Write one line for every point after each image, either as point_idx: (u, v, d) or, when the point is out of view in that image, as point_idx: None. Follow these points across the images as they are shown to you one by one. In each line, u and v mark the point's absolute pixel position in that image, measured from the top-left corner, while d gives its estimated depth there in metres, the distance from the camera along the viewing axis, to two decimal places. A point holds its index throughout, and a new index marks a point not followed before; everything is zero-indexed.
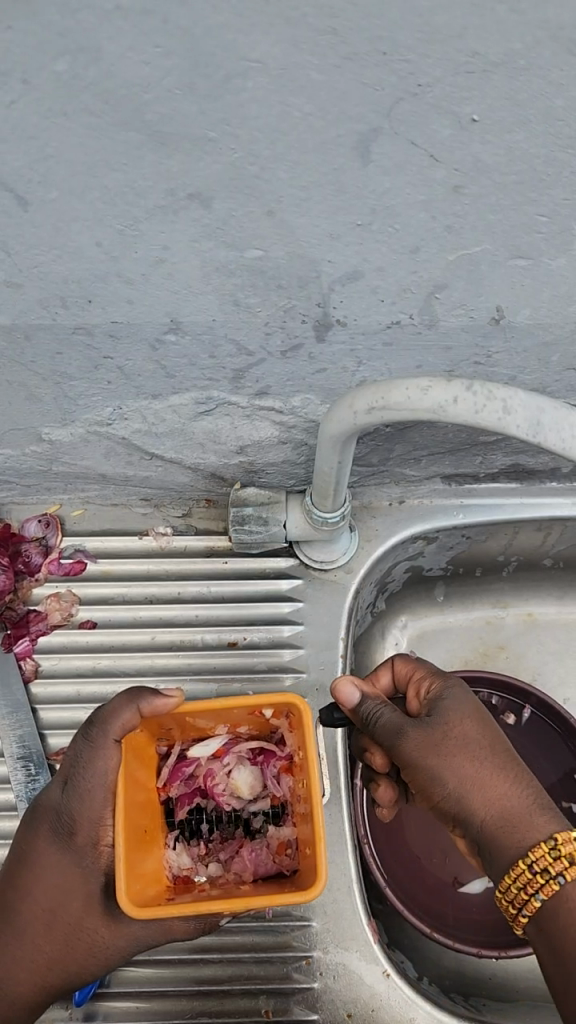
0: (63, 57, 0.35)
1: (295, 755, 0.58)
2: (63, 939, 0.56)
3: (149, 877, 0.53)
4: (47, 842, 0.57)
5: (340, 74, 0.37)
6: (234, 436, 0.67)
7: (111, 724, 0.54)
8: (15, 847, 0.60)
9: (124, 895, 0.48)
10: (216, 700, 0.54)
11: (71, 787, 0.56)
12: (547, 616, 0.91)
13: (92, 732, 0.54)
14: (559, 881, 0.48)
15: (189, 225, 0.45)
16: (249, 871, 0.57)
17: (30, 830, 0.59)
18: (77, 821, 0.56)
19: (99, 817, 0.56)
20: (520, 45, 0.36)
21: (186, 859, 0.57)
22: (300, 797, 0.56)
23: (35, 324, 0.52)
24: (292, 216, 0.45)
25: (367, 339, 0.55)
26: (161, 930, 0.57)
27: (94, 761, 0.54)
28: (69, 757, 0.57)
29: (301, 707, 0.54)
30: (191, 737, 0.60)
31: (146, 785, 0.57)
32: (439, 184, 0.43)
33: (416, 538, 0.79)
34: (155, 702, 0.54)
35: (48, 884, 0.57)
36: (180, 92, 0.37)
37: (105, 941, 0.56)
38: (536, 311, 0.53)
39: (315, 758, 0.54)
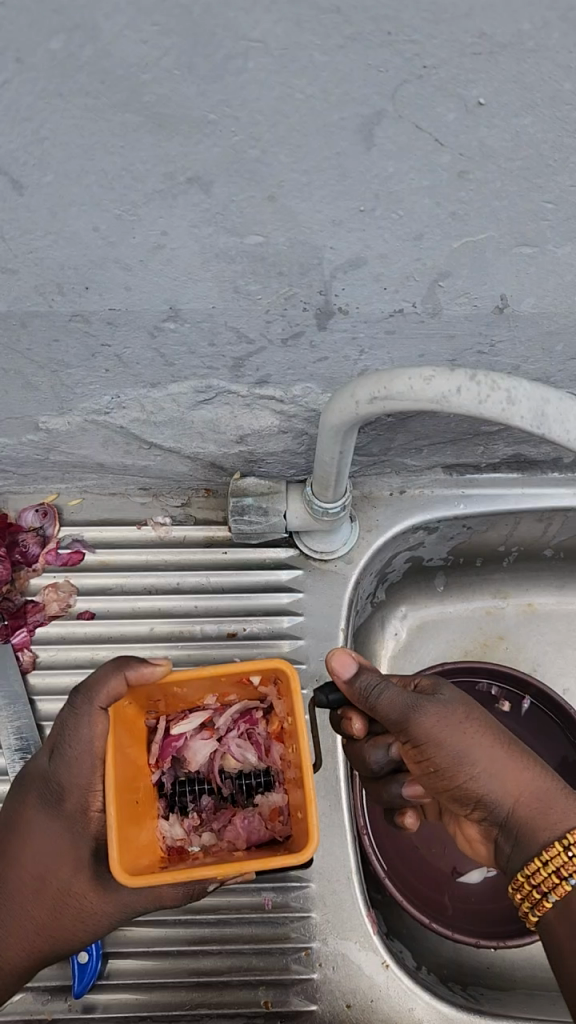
0: (58, 36, 0.34)
1: (284, 721, 0.56)
2: (51, 906, 0.56)
3: (142, 846, 0.52)
4: (39, 809, 0.57)
5: (344, 55, 0.36)
6: (233, 426, 0.66)
7: (96, 694, 0.51)
8: (6, 818, 0.59)
9: (117, 864, 0.47)
10: (202, 668, 0.53)
11: (59, 756, 0.55)
12: (548, 607, 0.91)
13: (77, 702, 0.52)
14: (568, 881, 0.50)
15: (188, 210, 0.44)
16: (242, 838, 0.55)
17: (20, 798, 0.59)
18: (66, 789, 0.55)
19: (87, 783, 0.55)
20: (529, 27, 0.35)
21: (179, 830, 0.56)
22: (291, 763, 0.55)
23: (31, 312, 0.52)
24: (293, 202, 0.44)
25: (370, 327, 0.54)
26: (151, 898, 0.56)
27: (80, 730, 0.52)
28: (56, 726, 0.56)
29: (290, 673, 0.53)
30: (179, 709, 0.58)
31: (135, 755, 0.55)
32: (444, 169, 0.42)
33: (417, 529, 0.79)
34: (142, 669, 0.52)
35: (39, 851, 0.57)
36: (179, 73, 0.36)
37: (94, 906, 0.56)
38: (541, 300, 0.52)
39: (304, 722, 0.53)
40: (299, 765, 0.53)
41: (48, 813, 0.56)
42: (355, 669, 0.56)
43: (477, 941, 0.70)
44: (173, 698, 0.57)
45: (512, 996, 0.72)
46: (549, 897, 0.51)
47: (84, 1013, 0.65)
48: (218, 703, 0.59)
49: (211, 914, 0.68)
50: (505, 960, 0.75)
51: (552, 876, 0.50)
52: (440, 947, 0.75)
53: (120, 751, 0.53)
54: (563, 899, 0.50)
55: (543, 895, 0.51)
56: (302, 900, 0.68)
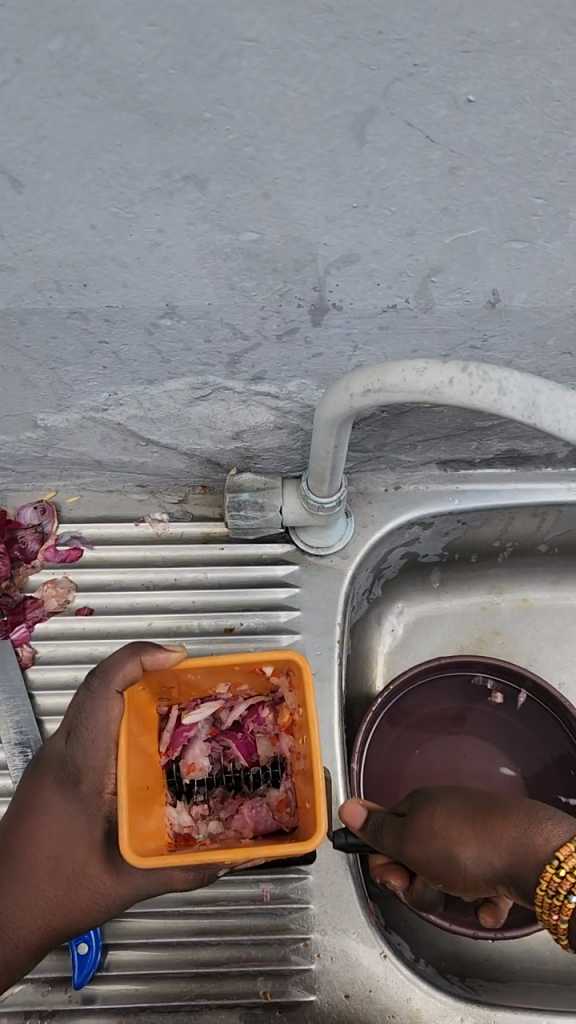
0: (56, 36, 0.35)
1: (294, 714, 0.56)
2: (65, 887, 0.55)
3: (152, 832, 0.52)
4: (54, 791, 0.57)
5: (336, 53, 0.36)
6: (230, 423, 0.67)
7: (113, 677, 0.52)
8: (20, 799, 0.59)
9: (126, 843, 0.47)
10: (216, 657, 0.53)
11: (75, 738, 0.55)
12: (543, 602, 0.92)
13: (93, 685, 0.53)
14: None
15: (184, 207, 0.45)
16: (249, 827, 0.56)
17: (36, 780, 0.59)
18: (83, 772, 0.55)
19: (103, 768, 0.55)
20: (517, 25, 0.36)
21: (186, 818, 0.57)
22: (299, 754, 0.55)
23: (29, 309, 0.52)
24: (288, 198, 0.44)
25: (363, 323, 0.55)
26: (160, 881, 0.55)
27: (97, 713, 0.53)
28: (73, 709, 0.56)
29: (302, 666, 0.54)
30: (191, 700, 0.59)
31: (147, 742, 0.56)
32: (436, 165, 0.42)
33: (413, 523, 0.79)
34: (157, 655, 0.52)
35: (53, 834, 0.56)
36: (175, 72, 0.37)
37: (107, 891, 0.55)
38: (532, 294, 0.53)
39: (314, 715, 0.53)
40: (308, 756, 0.53)
41: (63, 795, 0.56)
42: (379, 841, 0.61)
43: (473, 930, 0.71)
44: (185, 687, 0.58)
45: (510, 986, 0.73)
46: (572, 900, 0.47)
47: (85, 1004, 0.66)
48: (231, 695, 0.59)
49: (211, 906, 0.68)
50: (501, 950, 0.76)
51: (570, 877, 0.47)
52: (438, 939, 0.75)
53: (134, 737, 0.54)
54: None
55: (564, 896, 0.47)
56: (299, 891, 0.68)
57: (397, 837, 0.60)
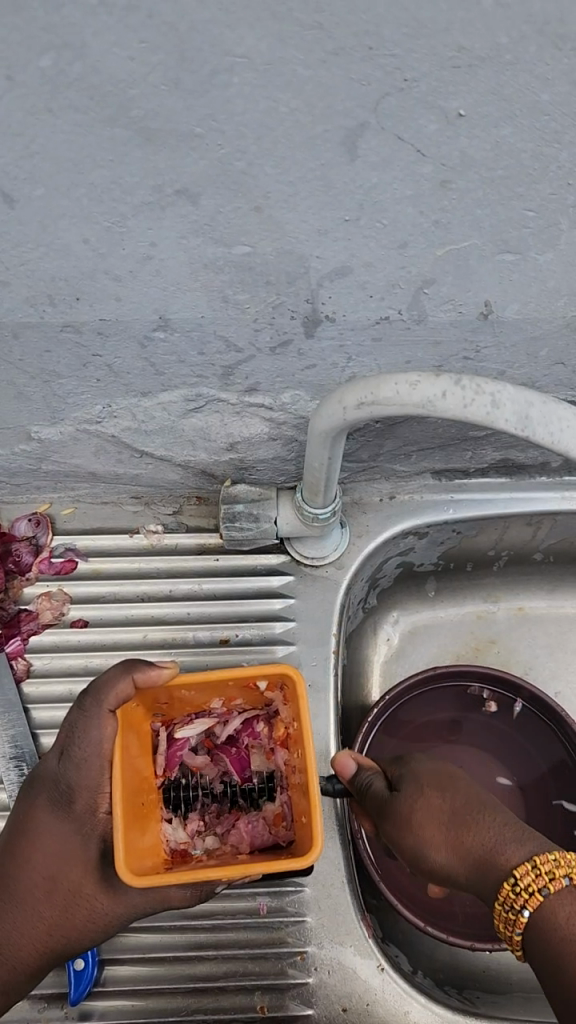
0: (47, 53, 0.35)
1: (289, 727, 0.56)
2: (62, 906, 0.55)
3: (148, 850, 0.52)
4: (47, 810, 0.56)
5: (326, 69, 0.37)
6: (224, 434, 0.67)
7: (105, 696, 0.52)
8: (13, 817, 0.59)
9: (123, 864, 0.47)
10: (210, 673, 0.53)
11: (68, 756, 0.54)
12: (538, 610, 0.92)
13: (86, 703, 0.53)
14: (541, 894, 0.47)
15: (176, 221, 0.45)
16: (246, 842, 0.55)
17: (29, 799, 0.58)
18: (76, 789, 0.55)
19: (97, 786, 0.54)
20: (506, 40, 0.36)
21: (182, 834, 0.56)
22: (295, 768, 0.55)
23: (22, 322, 0.52)
24: (280, 212, 0.45)
25: (357, 335, 0.55)
26: (158, 900, 0.55)
27: (89, 731, 0.53)
28: (65, 727, 0.55)
29: (296, 679, 0.53)
30: (185, 716, 0.59)
31: (141, 759, 0.56)
32: (427, 179, 0.43)
33: (407, 533, 0.79)
34: (149, 672, 0.52)
35: (48, 852, 0.56)
36: (166, 88, 0.37)
37: (104, 907, 0.55)
38: (525, 306, 0.53)
39: (309, 729, 0.53)
40: (305, 770, 0.53)
41: (58, 813, 0.56)
42: (355, 771, 0.62)
43: (471, 941, 0.70)
44: (178, 703, 0.58)
45: (508, 998, 0.72)
46: (524, 915, 0.48)
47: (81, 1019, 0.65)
48: (224, 709, 0.59)
49: (208, 921, 0.68)
50: (500, 962, 0.76)
51: (524, 892, 0.48)
52: (436, 951, 0.75)
53: (128, 754, 0.53)
54: (537, 915, 0.47)
55: (518, 911, 0.48)
56: (296, 903, 0.68)
57: (374, 770, 0.62)
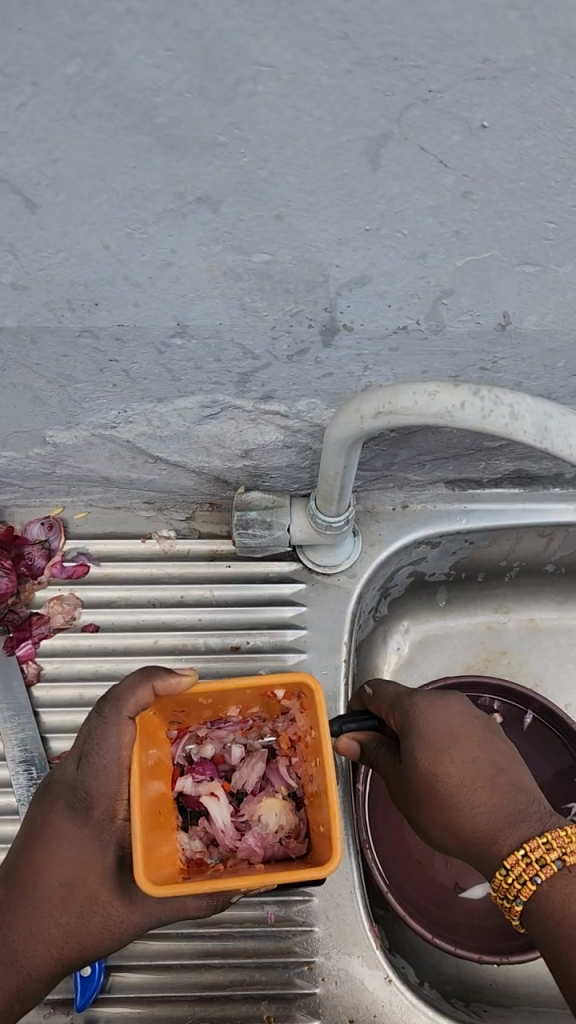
0: (73, 60, 0.35)
1: (306, 736, 0.56)
2: (78, 913, 0.55)
3: (165, 858, 0.52)
4: (64, 818, 0.56)
5: (351, 79, 0.37)
6: (239, 440, 0.67)
7: (124, 703, 0.52)
8: (31, 823, 0.59)
9: (141, 873, 0.47)
10: (228, 680, 0.53)
11: (86, 763, 0.55)
12: (549, 622, 0.91)
13: (105, 709, 0.53)
14: (556, 865, 0.48)
15: (196, 229, 0.45)
16: (259, 852, 0.56)
17: (45, 804, 0.58)
18: (94, 796, 0.55)
19: (115, 792, 0.54)
20: (531, 52, 0.36)
21: (198, 843, 0.56)
22: (312, 777, 0.55)
23: (41, 327, 0.52)
24: (300, 220, 0.45)
25: (374, 344, 0.55)
26: (175, 909, 0.55)
27: (108, 737, 0.53)
28: (84, 733, 0.56)
29: (315, 689, 0.53)
30: (202, 725, 0.59)
31: (158, 764, 0.56)
32: (448, 189, 0.43)
33: (420, 543, 0.79)
34: (169, 679, 0.52)
35: (64, 859, 0.56)
36: (190, 96, 0.37)
37: (120, 915, 0.55)
38: (542, 317, 0.53)
39: (328, 736, 0.53)
40: (323, 777, 0.53)
41: (73, 820, 0.56)
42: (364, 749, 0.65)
43: (479, 954, 0.70)
44: (195, 711, 0.58)
45: (515, 1012, 0.72)
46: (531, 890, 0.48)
47: None
48: (241, 718, 0.59)
49: (215, 929, 0.68)
50: (507, 975, 0.75)
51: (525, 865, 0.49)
52: (443, 963, 0.75)
53: (146, 761, 0.53)
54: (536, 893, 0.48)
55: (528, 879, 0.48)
56: (304, 914, 0.68)
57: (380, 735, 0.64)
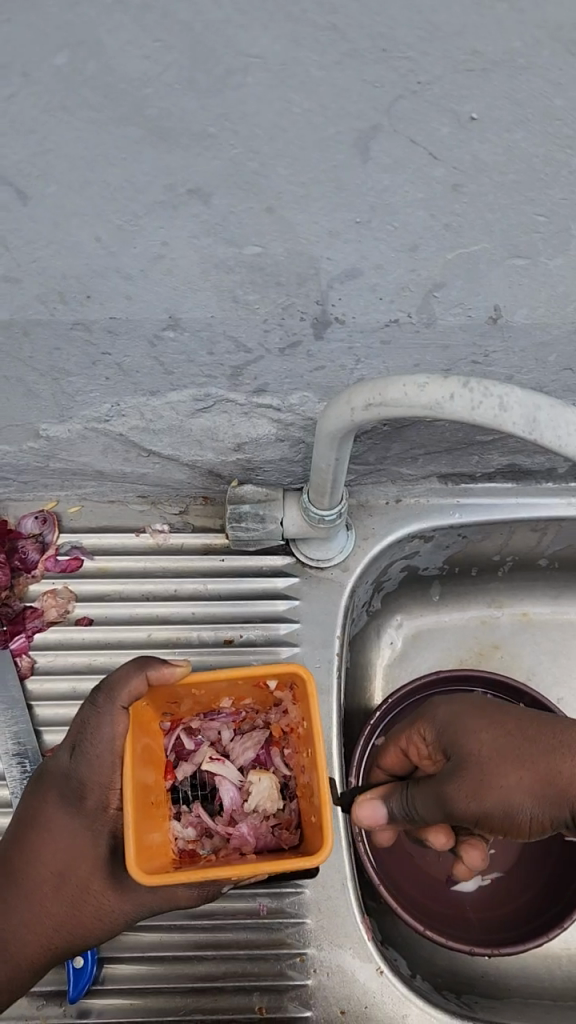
0: (62, 51, 0.35)
1: (299, 727, 0.56)
2: (70, 902, 0.55)
3: (157, 849, 0.52)
4: (57, 807, 0.57)
5: (340, 71, 0.37)
6: (232, 434, 0.67)
7: (118, 693, 0.52)
8: (24, 811, 0.59)
9: (133, 863, 0.47)
10: (221, 670, 0.53)
11: (79, 752, 0.55)
12: (542, 616, 0.91)
13: (99, 699, 0.53)
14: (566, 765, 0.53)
15: (187, 221, 0.45)
16: (251, 843, 0.56)
17: (39, 794, 0.58)
18: (88, 785, 0.55)
19: (109, 782, 0.54)
20: (519, 44, 0.36)
21: (190, 834, 0.56)
22: (304, 768, 0.56)
23: (33, 320, 0.52)
24: (291, 212, 0.45)
25: (366, 337, 0.55)
26: (165, 899, 0.55)
27: (102, 727, 0.53)
28: (77, 723, 0.56)
29: (307, 679, 0.53)
30: (196, 716, 0.59)
31: (151, 755, 0.56)
32: (438, 182, 0.43)
33: (413, 537, 0.79)
34: (163, 670, 0.52)
35: (56, 849, 0.56)
36: (180, 88, 0.37)
37: (111, 904, 0.55)
38: (533, 311, 0.53)
39: (319, 728, 0.53)
40: (315, 767, 0.53)
41: (67, 809, 0.56)
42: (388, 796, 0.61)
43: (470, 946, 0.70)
44: (189, 702, 0.58)
45: (506, 1004, 0.72)
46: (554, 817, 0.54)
47: (80, 1017, 0.65)
48: (234, 710, 0.59)
49: (208, 920, 0.68)
50: (499, 967, 0.75)
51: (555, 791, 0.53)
52: (435, 956, 0.75)
53: (139, 752, 0.53)
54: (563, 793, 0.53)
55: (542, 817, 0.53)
56: (296, 906, 0.68)
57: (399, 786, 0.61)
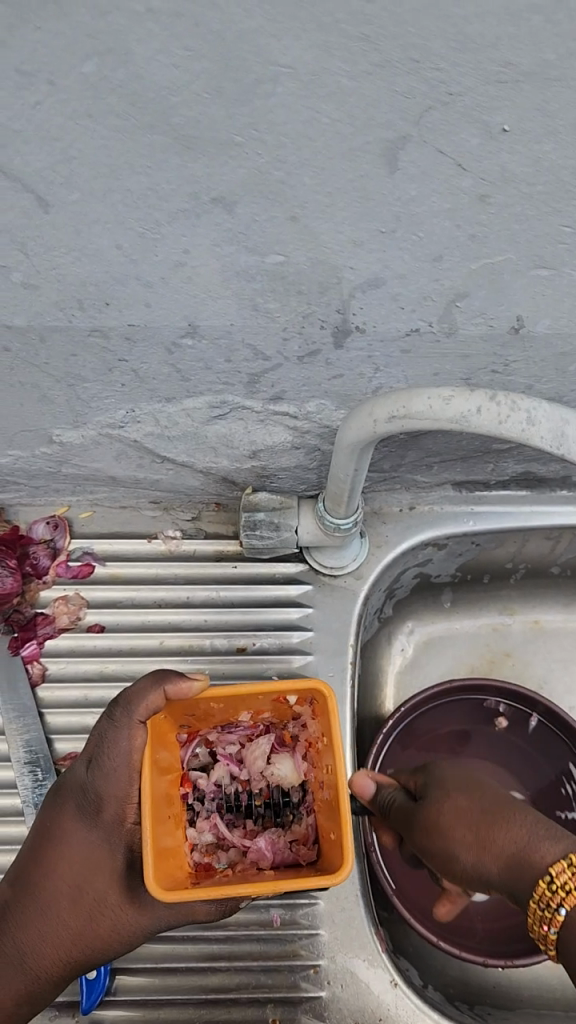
0: (90, 59, 0.35)
1: (317, 742, 0.56)
2: (86, 917, 0.55)
3: (172, 864, 0.51)
4: (74, 820, 0.56)
5: (371, 81, 0.36)
6: (247, 441, 0.67)
7: (136, 706, 0.52)
8: (41, 823, 0.58)
9: (151, 880, 0.47)
10: (241, 686, 0.53)
11: (96, 765, 0.54)
12: (554, 624, 0.91)
13: (116, 712, 0.53)
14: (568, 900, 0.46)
15: (211, 229, 0.44)
16: (267, 858, 0.55)
17: (56, 805, 0.58)
18: (104, 798, 0.54)
19: (125, 796, 0.54)
20: (553, 56, 0.35)
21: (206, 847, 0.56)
22: (323, 783, 0.55)
23: (50, 327, 0.52)
24: (315, 221, 0.44)
25: (386, 346, 0.55)
26: (183, 914, 0.55)
27: (119, 740, 0.52)
28: (95, 735, 0.55)
29: (327, 695, 0.53)
30: (213, 728, 0.59)
31: (168, 768, 0.55)
32: (465, 193, 0.42)
33: (427, 544, 0.79)
34: (180, 685, 0.51)
35: (72, 861, 0.56)
36: (208, 97, 0.37)
37: (129, 919, 0.55)
38: (556, 321, 0.53)
39: (339, 744, 0.52)
40: (333, 785, 0.53)
41: (83, 822, 0.56)
42: None
43: (484, 957, 0.70)
44: (206, 716, 0.57)
45: (518, 1015, 0.72)
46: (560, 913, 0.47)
47: None
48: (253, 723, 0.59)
49: (221, 931, 0.68)
50: (511, 978, 0.75)
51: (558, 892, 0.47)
52: (447, 966, 0.74)
53: (156, 765, 0.53)
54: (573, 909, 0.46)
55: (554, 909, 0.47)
56: (310, 917, 0.67)
57: None
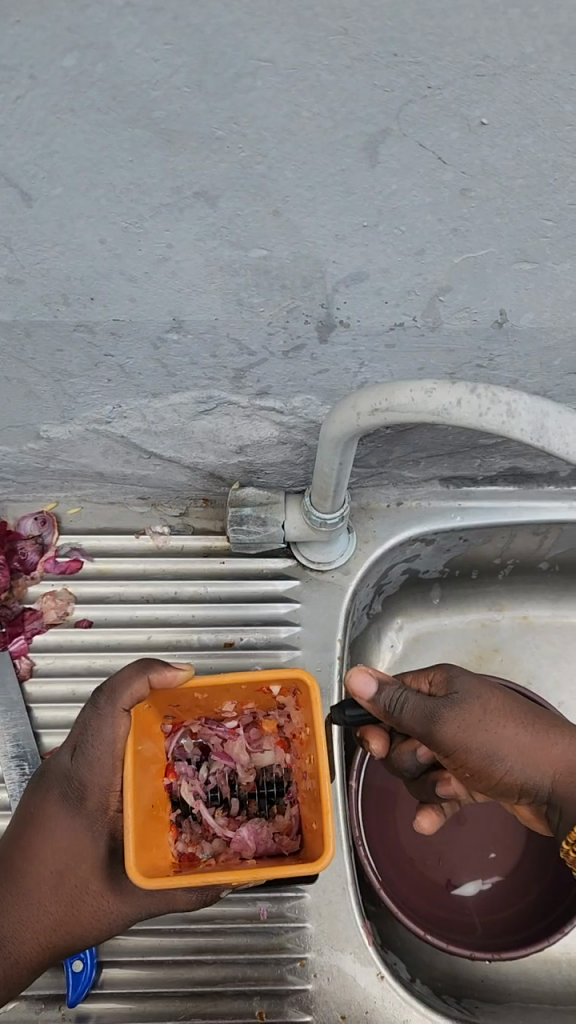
0: (70, 53, 0.35)
1: (300, 732, 0.56)
2: (69, 902, 0.55)
3: (155, 853, 0.51)
4: (56, 808, 0.56)
5: (350, 74, 0.37)
6: (234, 436, 0.67)
7: (120, 695, 0.52)
8: (23, 812, 0.58)
9: (132, 866, 0.47)
10: (224, 676, 0.53)
11: (80, 754, 0.54)
12: (542, 619, 0.91)
13: (99, 701, 0.52)
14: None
15: (194, 223, 0.44)
16: (250, 847, 0.56)
17: (38, 793, 0.58)
18: (88, 787, 0.54)
19: (108, 784, 0.54)
20: (531, 49, 0.36)
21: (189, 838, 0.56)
22: (306, 773, 0.56)
23: (35, 321, 0.52)
24: (298, 216, 0.44)
25: (370, 341, 0.55)
26: (162, 900, 0.56)
27: (102, 729, 0.52)
28: (79, 724, 0.55)
29: (310, 686, 0.53)
30: (196, 718, 0.59)
31: (151, 757, 0.55)
32: (446, 186, 0.43)
33: (414, 540, 0.79)
34: (165, 674, 0.52)
35: (56, 850, 0.56)
36: (188, 91, 0.37)
37: (110, 905, 0.55)
38: (539, 315, 0.53)
39: (322, 734, 0.53)
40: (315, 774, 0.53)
41: (66, 810, 0.56)
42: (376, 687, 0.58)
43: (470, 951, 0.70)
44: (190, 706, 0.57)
45: (505, 1007, 0.72)
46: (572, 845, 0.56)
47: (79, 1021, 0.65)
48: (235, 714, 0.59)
49: (207, 924, 0.68)
50: (499, 970, 0.75)
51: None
52: (434, 959, 0.75)
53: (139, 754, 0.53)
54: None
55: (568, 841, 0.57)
56: (296, 910, 0.68)
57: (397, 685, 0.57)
